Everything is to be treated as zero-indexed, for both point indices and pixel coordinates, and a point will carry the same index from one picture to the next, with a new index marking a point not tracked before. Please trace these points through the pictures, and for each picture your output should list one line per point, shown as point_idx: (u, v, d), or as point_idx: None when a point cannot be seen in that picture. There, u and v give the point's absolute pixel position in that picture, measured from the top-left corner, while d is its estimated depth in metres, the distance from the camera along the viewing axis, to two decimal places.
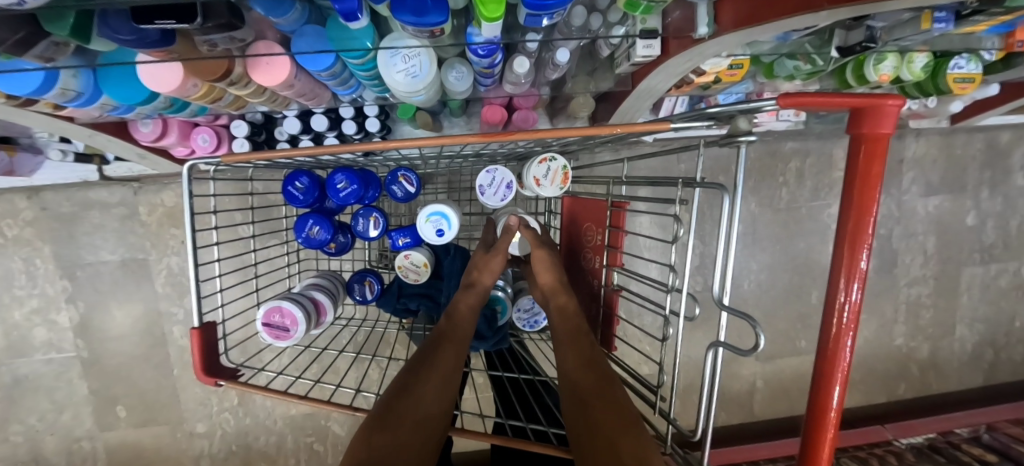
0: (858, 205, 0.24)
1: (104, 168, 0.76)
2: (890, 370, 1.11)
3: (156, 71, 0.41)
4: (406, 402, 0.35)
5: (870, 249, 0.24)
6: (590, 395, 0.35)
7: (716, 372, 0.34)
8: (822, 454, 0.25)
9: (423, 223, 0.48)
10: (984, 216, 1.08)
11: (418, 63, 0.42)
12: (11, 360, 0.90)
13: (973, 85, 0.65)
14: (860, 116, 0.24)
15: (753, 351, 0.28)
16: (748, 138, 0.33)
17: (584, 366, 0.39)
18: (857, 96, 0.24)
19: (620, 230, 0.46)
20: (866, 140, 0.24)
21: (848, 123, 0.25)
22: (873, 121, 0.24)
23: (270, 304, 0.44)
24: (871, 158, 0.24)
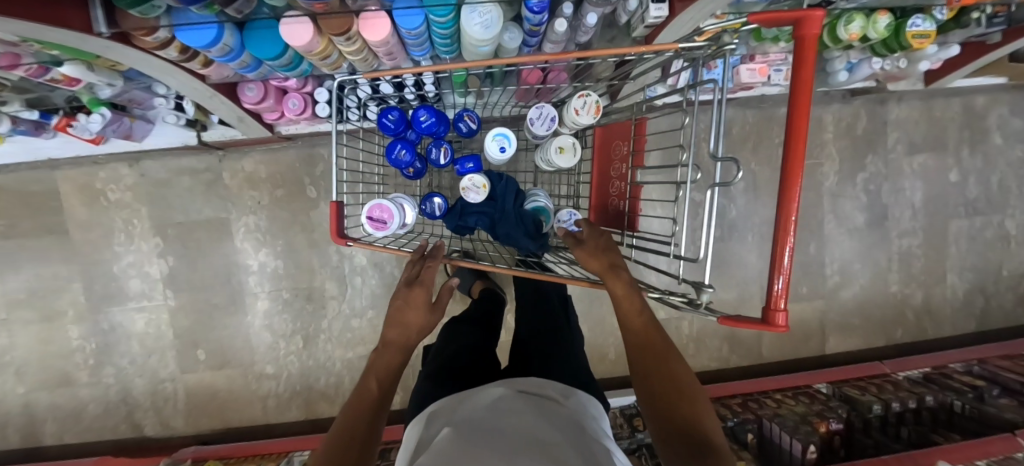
0: (801, 73, 0.38)
1: (202, 133, 0.91)
2: (888, 316, 1.20)
3: (293, 27, 0.55)
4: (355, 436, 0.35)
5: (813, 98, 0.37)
6: (652, 373, 0.38)
7: (714, 214, 0.42)
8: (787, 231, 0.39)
9: (489, 141, 0.59)
10: (965, 172, 1.20)
11: (490, 17, 0.56)
12: (109, 308, 1.04)
13: (929, 41, 0.77)
14: (803, 23, 0.38)
15: (734, 179, 0.39)
16: (731, 47, 0.43)
17: (643, 343, 0.40)
18: (796, 11, 0.37)
19: (644, 135, 0.55)
20: (804, 39, 0.38)
21: (794, 31, 0.39)
22: (809, 25, 0.37)
23: (372, 202, 0.58)
24: (805, 50, 0.38)
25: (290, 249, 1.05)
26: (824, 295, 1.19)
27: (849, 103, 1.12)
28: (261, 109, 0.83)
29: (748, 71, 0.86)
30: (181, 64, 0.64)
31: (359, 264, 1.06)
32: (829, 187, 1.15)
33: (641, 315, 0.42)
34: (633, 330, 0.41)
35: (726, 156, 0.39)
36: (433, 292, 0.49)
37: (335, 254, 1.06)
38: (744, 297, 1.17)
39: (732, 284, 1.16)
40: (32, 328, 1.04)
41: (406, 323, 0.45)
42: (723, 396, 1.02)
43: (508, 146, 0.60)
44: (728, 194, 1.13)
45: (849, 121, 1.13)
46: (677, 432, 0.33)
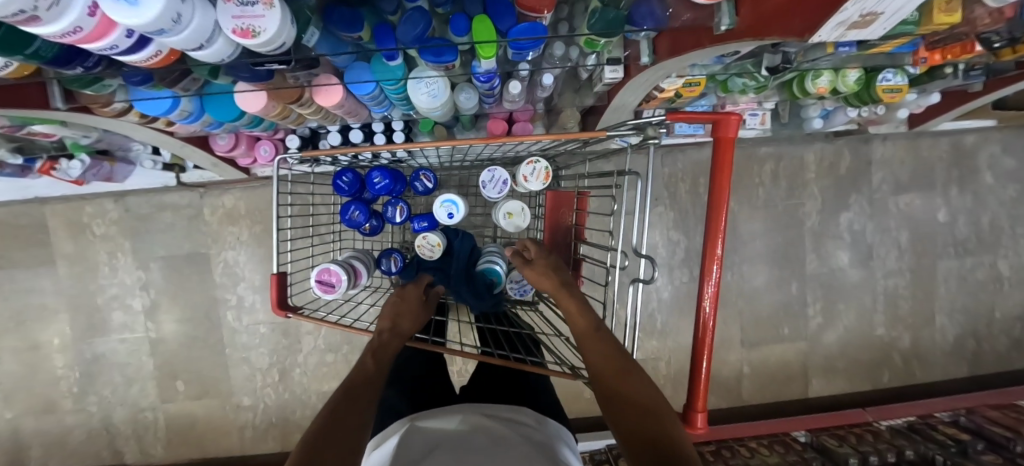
0: (719, 180, 0.39)
1: (181, 175, 0.94)
2: (872, 358, 1.18)
3: (246, 97, 0.57)
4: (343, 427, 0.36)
5: (728, 193, 0.39)
6: (614, 397, 0.40)
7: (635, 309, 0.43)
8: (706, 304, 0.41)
9: (438, 207, 0.61)
10: (955, 212, 1.16)
11: (436, 87, 0.59)
12: (94, 339, 1.08)
13: (901, 94, 0.76)
14: (718, 125, 0.38)
15: (651, 280, 0.41)
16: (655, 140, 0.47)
17: (611, 365, 0.43)
18: (712, 113, 0.38)
19: (585, 212, 0.56)
20: (719, 141, 0.39)
21: (710, 130, 0.39)
22: (724, 128, 0.38)
23: (321, 266, 0.59)
24: (722, 152, 0.39)
25: (267, 284, 1.07)
26: (806, 336, 1.16)
27: (832, 142, 1.10)
28: (234, 156, 0.86)
29: None
30: (147, 125, 0.66)
31: None
32: (812, 227, 1.13)
33: (599, 338, 0.45)
34: (598, 355, 0.44)
35: (646, 257, 0.40)
36: (424, 289, 0.61)
37: None
38: (724, 338, 1.15)
39: None
40: (21, 355, 1.07)
41: (406, 315, 0.57)
42: (698, 442, 1.01)
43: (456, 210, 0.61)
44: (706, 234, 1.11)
45: (831, 161, 1.11)
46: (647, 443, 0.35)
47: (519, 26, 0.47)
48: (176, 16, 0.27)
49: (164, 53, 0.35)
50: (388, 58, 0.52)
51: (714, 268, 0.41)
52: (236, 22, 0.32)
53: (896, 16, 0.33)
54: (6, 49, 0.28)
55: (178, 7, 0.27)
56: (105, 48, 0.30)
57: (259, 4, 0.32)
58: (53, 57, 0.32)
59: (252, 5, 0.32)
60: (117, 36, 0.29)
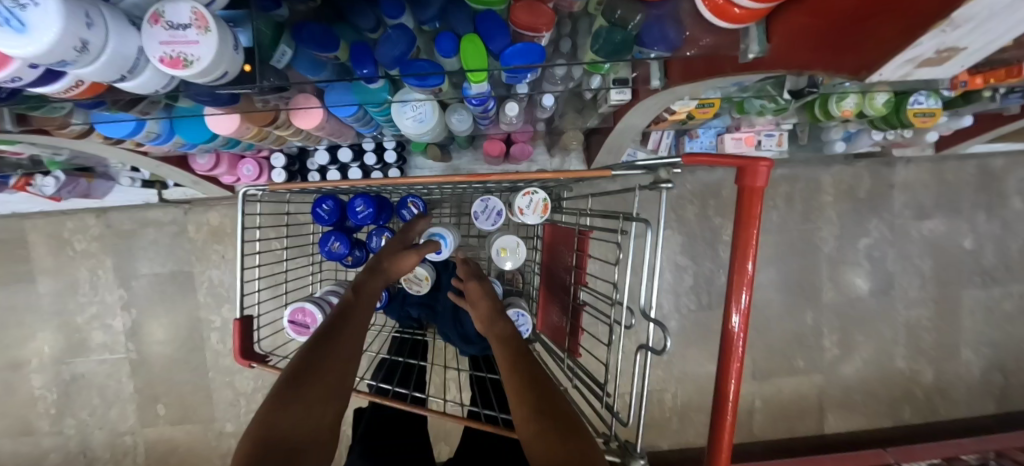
0: (741, 237, 0.33)
1: (162, 192, 0.90)
2: (891, 392, 1.11)
3: (219, 120, 0.53)
4: (308, 383, 0.35)
5: (753, 250, 0.32)
6: (536, 405, 0.37)
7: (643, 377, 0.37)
8: (731, 370, 0.33)
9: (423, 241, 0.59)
10: (982, 239, 1.09)
11: (424, 111, 0.54)
12: (72, 359, 1.03)
13: (934, 119, 0.71)
14: (743, 173, 0.32)
15: (663, 353, 0.35)
16: (667, 186, 0.39)
17: (533, 383, 0.40)
18: (736, 158, 0.32)
19: (585, 254, 0.50)
20: (745, 191, 0.32)
21: (734, 176, 0.33)
22: (751, 177, 0.32)
23: (294, 306, 0.54)
24: (749, 205, 0.32)
25: None
26: (822, 368, 1.10)
27: (851, 164, 1.04)
28: (216, 174, 0.82)
29: (733, 140, 0.80)
30: (115, 146, 0.62)
31: None
32: (828, 253, 1.07)
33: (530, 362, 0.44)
34: (523, 372, 0.42)
35: (654, 324, 0.35)
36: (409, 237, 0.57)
37: None
38: None
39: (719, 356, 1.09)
40: None
41: (395, 259, 0.53)
42: None
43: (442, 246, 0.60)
44: (717, 259, 1.05)
45: (850, 183, 1.05)
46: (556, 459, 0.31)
47: (512, 49, 0.41)
48: (80, 42, 0.22)
49: (87, 84, 0.30)
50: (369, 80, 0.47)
51: (743, 296, 0.33)
52: (164, 49, 0.27)
53: (978, 55, 0.27)
54: None
55: (81, 32, 0.22)
56: (5, 81, 0.25)
57: (192, 28, 0.27)
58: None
59: (184, 28, 0.27)
60: (15, 69, 0.24)
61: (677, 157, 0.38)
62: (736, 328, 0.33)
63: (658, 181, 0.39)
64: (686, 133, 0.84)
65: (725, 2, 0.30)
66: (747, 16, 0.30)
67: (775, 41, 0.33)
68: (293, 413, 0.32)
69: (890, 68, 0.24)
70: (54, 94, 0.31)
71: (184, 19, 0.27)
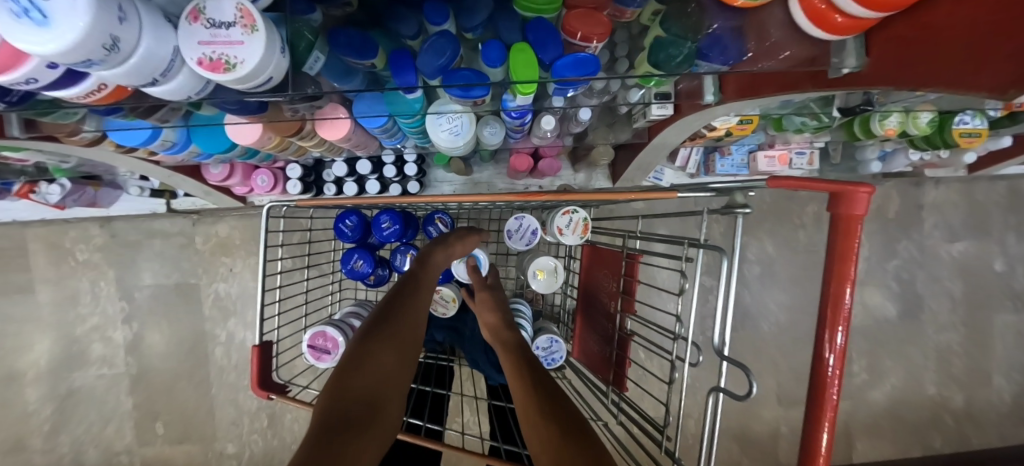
0: (839, 271, 0.29)
1: (172, 201, 0.87)
2: (922, 420, 1.07)
3: (240, 129, 0.50)
4: (377, 339, 0.39)
5: (853, 285, 0.29)
6: (544, 409, 0.34)
7: (714, 420, 0.35)
8: (823, 420, 0.29)
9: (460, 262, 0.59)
10: (1012, 262, 1.07)
11: (460, 124, 0.51)
12: (69, 373, 0.99)
13: (981, 139, 0.69)
14: (837, 200, 0.30)
15: (747, 398, 0.31)
16: (745, 210, 0.37)
17: (539, 389, 0.37)
18: (831, 183, 0.29)
19: (635, 280, 0.46)
20: (840, 219, 0.29)
21: (826, 204, 0.30)
22: (849, 204, 0.29)
23: (315, 329, 0.50)
24: (847, 236, 0.29)
25: None
26: (849, 393, 1.07)
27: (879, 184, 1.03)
28: (229, 185, 0.79)
29: (767, 158, 0.78)
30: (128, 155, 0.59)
31: None
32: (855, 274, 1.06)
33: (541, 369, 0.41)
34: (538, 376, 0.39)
35: (736, 364, 0.31)
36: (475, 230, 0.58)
37: None
38: (758, 392, 1.06)
39: (744, 380, 1.05)
40: None
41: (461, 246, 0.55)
42: None
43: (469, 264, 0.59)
44: (741, 279, 1.05)
45: (879, 204, 1.05)
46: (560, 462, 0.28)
47: (565, 60, 0.38)
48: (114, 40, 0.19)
49: (110, 88, 0.27)
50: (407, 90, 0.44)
51: (838, 334, 0.29)
52: (204, 49, 0.24)
53: None
54: None
55: (113, 27, 0.19)
56: (18, 82, 0.22)
57: (236, 27, 0.24)
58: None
59: (227, 27, 0.24)
60: (32, 69, 0.21)
61: (761, 180, 0.37)
62: (832, 368, 0.29)
63: (734, 204, 0.37)
64: (716, 150, 0.81)
65: (827, 7, 0.27)
66: (848, 26, 0.27)
67: (875, 56, 0.31)
68: (364, 363, 0.37)
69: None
70: (70, 99, 0.28)
71: (226, 17, 0.24)
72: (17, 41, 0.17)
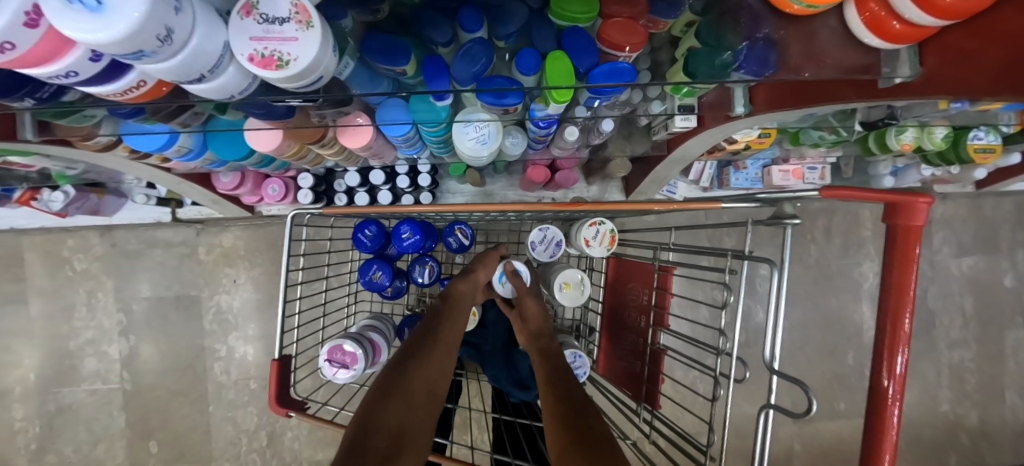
0: (897, 284, 0.31)
1: (177, 210, 0.85)
2: (938, 438, 1.06)
3: (260, 133, 0.50)
4: (411, 363, 0.41)
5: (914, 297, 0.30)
6: (569, 426, 0.33)
7: (766, 438, 0.35)
8: (884, 437, 0.30)
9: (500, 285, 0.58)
10: (1021, 277, 1.08)
11: (487, 132, 0.52)
12: (59, 388, 0.95)
13: (995, 156, 0.72)
14: (894, 210, 0.31)
15: (806, 413, 0.32)
16: (794, 221, 0.38)
17: (563, 407, 0.36)
18: (890, 193, 0.31)
19: (669, 292, 0.45)
20: (898, 229, 0.31)
21: (884, 213, 0.32)
22: (907, 215, 0.31)
23: (333, 343, 0.49)
24: (907, 244, 0.31)
25: (264, 333, 0.98)
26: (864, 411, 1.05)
27: None
28: (238, 193, 0.78)
29: (781, 173, 0.77)
30: (138, 161, 0.58)
31: None
32: (868, 289, 1.05)
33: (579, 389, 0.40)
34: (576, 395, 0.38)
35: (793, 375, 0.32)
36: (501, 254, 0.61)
37: None
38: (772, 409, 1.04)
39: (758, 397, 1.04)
40: None
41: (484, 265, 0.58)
42: None
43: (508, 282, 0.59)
44: (754, 293, 1.04)
45: None
46: None
47: (600, 68, 0.39)
48: (165, 33, 0.18)
49: (151, 85, 0.25)
50: (437, 98, 0.44)
51: (896, 362, 0.31)
52: (256, 46, 0.22)
53: None
54: None
55: (167, 19, 0.18)
56: (57, 75, 0.21)
57: (291, 23, 0.23)
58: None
59: (281, 22, 0.23)
60: (74, 60, 0.20)
61: (812, 189, 0.37)
62: (892, 383, 0.30)
63: (783, 214, 0.38)
64: (731, 164, 0.81)
65: (885, 13, 0.27)
66: (907, 33, 0.27)
67: (931, 66, 0.29)
68: (396, 387, 0.38)
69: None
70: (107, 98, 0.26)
71: (281, 13, 0.23)
72: (64, 28, 0.16)
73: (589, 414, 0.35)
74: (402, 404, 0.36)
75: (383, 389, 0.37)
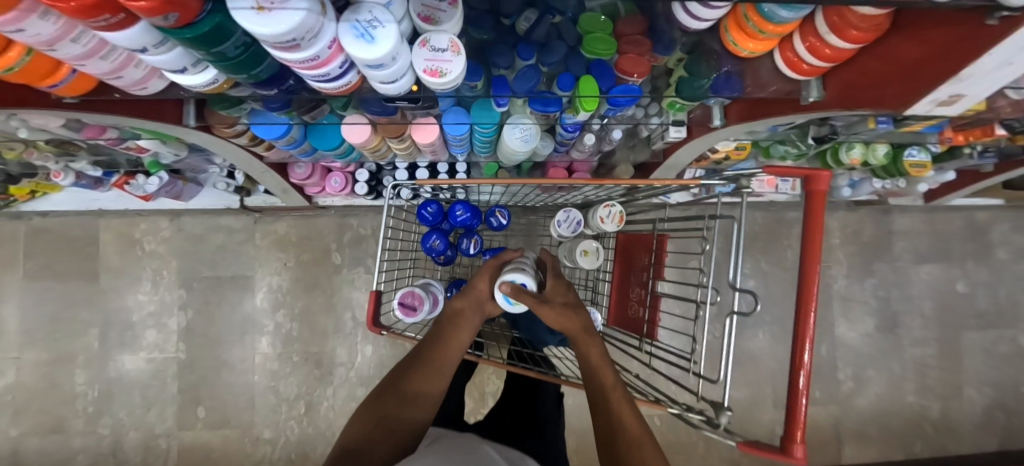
0: (811, 231, 0.44)
1: (246, 198, 1.00)
2: (906, 427, 1.18)
3: (352, 129, 0.65)
4: (421, 361, 0.50)
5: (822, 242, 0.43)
6: (613, 429, 0.42)
7: (731, 335, 0.45)
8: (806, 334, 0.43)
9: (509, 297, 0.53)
10: (973, 284, 1.23)
11: (529, 133, 0.67)
12: (120, 356, 1.06)
13: (925, 169, 0.87)
14: (810, 179, 0.45)
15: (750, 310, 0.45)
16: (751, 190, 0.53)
17: (605, 404, 0.44)
18: (804, 170, 0.45)
19: (666, 249, 0.62)
20: (811, 193, 0.44)
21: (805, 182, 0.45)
22: (817, 182, 0.44)
23: (406, 289, 0.63)
24: (815, 202, 0.44)
25: (307, 312, 1.10)
26: (838, 399, 1.18)
27: (854, 211, 1.21)
28: (305, 184, 0.93)
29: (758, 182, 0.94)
30: (249, 148, 0.73)
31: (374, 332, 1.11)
32: (838, 289, 1.21)
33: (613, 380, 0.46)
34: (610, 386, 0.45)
35: (744, 287, 0.45)
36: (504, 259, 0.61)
37: (349, 320, 1.11)
38: (755, 395, 1.16)
39: (742, 383, 1.17)
40: (43, 368, 1.04)
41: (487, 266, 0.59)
42: None
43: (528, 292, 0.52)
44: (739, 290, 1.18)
45: (855, 228, 1.21)
46: None
47: (618, 88, 0.56)
48: (394, 57, 0.35)
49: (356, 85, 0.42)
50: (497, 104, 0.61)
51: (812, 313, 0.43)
52: (427, 63, 0.38)
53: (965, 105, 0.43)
54: (247, 65, 0.35)
55: (396, 50, 0.35)
56: (324, 77, 0.37)
57: (447, 51, 0.39)
58: (263, 80, 0.39)
59: (442, 51, 0.38)
60: (335, 68, 0.36)
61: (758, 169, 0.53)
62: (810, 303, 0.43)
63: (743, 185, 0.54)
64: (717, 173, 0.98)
65: (797, 60, 0.45)
66: (810, 70, 0.45)
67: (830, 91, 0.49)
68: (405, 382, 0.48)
69: (924, 101, 0.41)
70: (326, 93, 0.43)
71: (443, 45, 0.39)
72: (353, 48, 0.33)
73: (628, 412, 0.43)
74: (412, 394, 0.47)
75: (398, 383, 0.48)
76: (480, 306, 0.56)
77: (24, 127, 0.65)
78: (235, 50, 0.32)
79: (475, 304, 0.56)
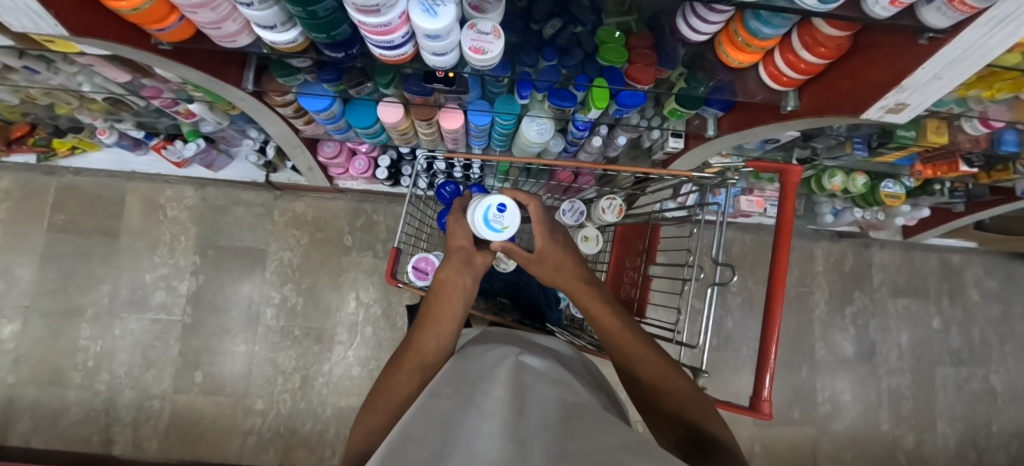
0: (784, 211, 0.51)
1: (272, 174, 1.06)
2: (879, 454, 1.20)
3: (387, 109, 0.72)
4: (411, 348, 0.44)
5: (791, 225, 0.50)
6: (630, 355, 0.44)
7: (710, 308, 0.52)
8: (775, 304, 0.48)
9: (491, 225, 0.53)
10: (947, 322, 1.29)
11: (545, 127, 0.75)
12: (127, 313, 1.09)
13: (900, 200, 0.95)
14: (785, 173, 0.52)
15: (727, 282, 0.53)
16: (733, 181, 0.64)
17: (617, 338, 0.46)
18: (778, 164, 0.52)
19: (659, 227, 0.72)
20: (785, 182, 0.52)
21: (779, 174, 0.53)
22: (790, 175, 0.52)
23: (420, 255, 0.69)
24: (787, 188, 0.52)
25: (313, 289, 1.14)
26: (816, 422, 1.21)
27: (837, 242, 1.29)
28: (331, 164, 0.99)
29: (747, 201, 1.02)
30: (290, 120, 0.80)
31: (374, 314, 1.15)
32: (820, 316, 1.26)
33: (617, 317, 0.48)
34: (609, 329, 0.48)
35: (722, 264, 0.54)
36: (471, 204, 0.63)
37: (352, 300, 1.15)
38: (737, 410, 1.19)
39: (726, 396, 1.20)
40: (51, 319, 1.07)
41: (459, 230, 0.58)
42: None
43: (509, 216, 0.52)
44: (725, 306, 1.24)
45: (837, 257, 1.28)
46: (654, 383, 0.42)
47: (626, 92, 0.64)
48: (448, 32, 0.43)
49: (408, 56, 0.49)
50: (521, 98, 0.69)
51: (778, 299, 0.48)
52: (473, 43, 0.46)
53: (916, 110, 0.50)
54: (327, 26, 0.42)
55: (451, 26, 0.43)
56: (386, 43, 0.44)
57: (491, 35, 0.47)
58: (336, 42, 0.47)
59: (487, 35, 0.47)
60: (398, 37, 0.44)
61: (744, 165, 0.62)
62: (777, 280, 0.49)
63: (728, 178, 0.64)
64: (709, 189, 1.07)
65: (778, 73, 0.54)
66: (789, 82, 0.55)
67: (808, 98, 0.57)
68: (398, 372, 0.42)
69: (875, 107, 0.49)
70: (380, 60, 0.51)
71: (486, 29, 0.47)
72: (418, 20, 0.41)
73: (636, 338, 0.45)
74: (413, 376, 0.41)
75: (387, 380, 0.41)
76: (467, 260, 0.56)
77: (87, 83, 0.71)
78: (325, 11, 0.40)
79: (462, 259, 0.55)
